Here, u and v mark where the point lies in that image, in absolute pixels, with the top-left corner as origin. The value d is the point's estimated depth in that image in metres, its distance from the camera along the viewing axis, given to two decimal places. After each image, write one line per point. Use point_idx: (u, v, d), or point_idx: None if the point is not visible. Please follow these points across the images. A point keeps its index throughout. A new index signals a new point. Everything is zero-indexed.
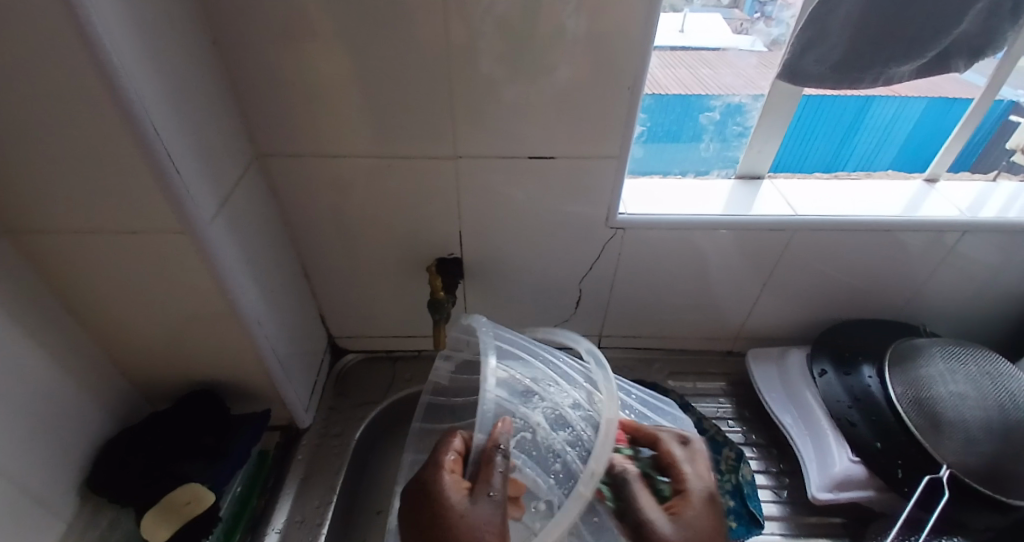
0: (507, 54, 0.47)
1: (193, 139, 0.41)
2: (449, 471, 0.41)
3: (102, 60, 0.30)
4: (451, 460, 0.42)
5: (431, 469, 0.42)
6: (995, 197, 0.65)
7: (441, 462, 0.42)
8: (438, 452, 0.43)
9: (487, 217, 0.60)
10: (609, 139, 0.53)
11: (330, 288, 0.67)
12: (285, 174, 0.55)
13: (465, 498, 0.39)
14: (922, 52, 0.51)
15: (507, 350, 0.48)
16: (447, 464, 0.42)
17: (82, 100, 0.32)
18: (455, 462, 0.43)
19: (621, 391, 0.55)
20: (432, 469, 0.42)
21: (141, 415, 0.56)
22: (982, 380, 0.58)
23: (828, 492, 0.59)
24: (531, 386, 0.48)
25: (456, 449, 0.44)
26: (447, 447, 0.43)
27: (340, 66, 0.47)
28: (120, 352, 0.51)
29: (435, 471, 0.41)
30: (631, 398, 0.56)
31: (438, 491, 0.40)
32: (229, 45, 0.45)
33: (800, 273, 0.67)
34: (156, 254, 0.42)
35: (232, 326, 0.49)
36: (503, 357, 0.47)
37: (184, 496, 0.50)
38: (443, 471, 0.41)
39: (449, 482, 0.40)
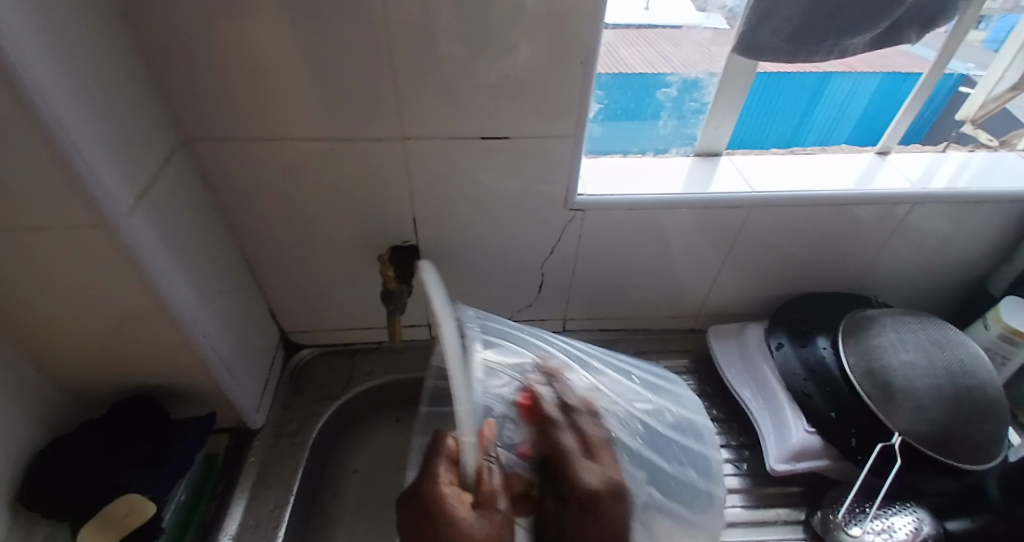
0: (452, 29, 0.44)
1: (101, 126, 0.37)
2: (447, 482, 0.40)
3: None
4: (446, 470, 0.41)
5: (429, 481, 0.40)
6: (943, 168, 0.66)
7: (436, 473, 0.41)
8: (432, 456, 0.42)
9: (441, 202, 0.58)
10: (563, 117, 0.52)
11: (280, 280, 0.64)
12: (218, 161, 0.51)
13: (472, 511, 0.38)
14: (874, 23, 0.50)
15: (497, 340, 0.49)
16: (444, 476, 0.40)
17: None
18: (451, 472, 0.41)
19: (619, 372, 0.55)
20: (430, 481, 0.40)
21: (76, 423, 0.52)
22: (931, 348, 0.59)
23: (785, 463, 0.60)
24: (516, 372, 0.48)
25: (449, 453, 0.41)
26: (442, 452, 0.42)
27: (270, 42, 0.43)
28: (44, 358, 0.47)
29: (432, 486, 0.40)
30: (631, 380, 0.55)
31: (443, 506, 0.38)
32: (142, 21, 0.41)
33: (758, 249, 0.67)
34: (70, 253, 0.39)
35: (168, 327, 0.46)
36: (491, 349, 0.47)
37: (123, 508, 0.47)
38: (440, 483, 0.40)
39: (450, 497, 0.39)
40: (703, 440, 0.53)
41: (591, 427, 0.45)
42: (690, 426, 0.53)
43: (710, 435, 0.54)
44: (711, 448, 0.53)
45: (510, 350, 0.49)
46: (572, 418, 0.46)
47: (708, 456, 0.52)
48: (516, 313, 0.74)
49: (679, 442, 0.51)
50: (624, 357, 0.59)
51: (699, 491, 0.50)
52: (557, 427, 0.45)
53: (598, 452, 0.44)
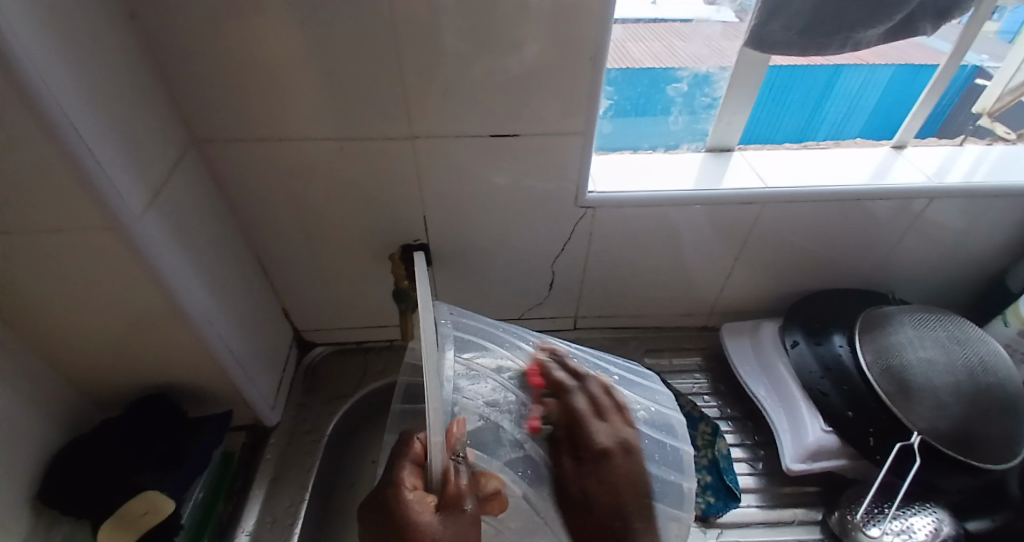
0: (461, 27, 0.44)
1: (113, 128, 0.37)
2: (410, 488, 0.40)
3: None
4: (411, 475, 0.41)
5: (392, 486, 0.40)
6: (961, 161, 0.65)
7: (401, 480, 0.40)
8: (397, 463, 0.42)
9: (452, 201, 0.58)
10: (573, 114, 0.51)
11: (291, 280, 0.64)
12: (230, 162, 0.52)
13: (436, 515, 0.37)
14: (888, 15, 0.49)
15: (467, 341, 0.51)
16: (407, 481, 0.40)
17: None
18: (415, 477, 0.41)
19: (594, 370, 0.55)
20: (393, 487, 0.40)
21: (93, 423, 0.53)
22: (950, 345, 0.58)
23: (801, 462, 0.59)
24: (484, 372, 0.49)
25: (414, 458, 0.42)
26: (408, 457, 0.42)
27: (280, 43, 0.44)
28: (63, 359, 0.48)
29: (396, 490, 0.39)
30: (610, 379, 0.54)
31: (405, 512, 0.37)
32: (154, 24, 0.41)
33: (771, 245, 0.66)
34: (86, 255, 0.39)
35: (182, 327, 0.46)
36: (463, 350, 0.50)
37: (140, 507, 0.47)
38: (403, 489, 0.39)
39: (414, 502, 0.38)
40: (676, 436, 0.51)
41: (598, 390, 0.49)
42: (665, 420, 0.52)
43: (685, 432, 0.51)
44: (684, 442, 0.51)
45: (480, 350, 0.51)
46: (579, 384, 0.49)
47: (683, 451, 0.50)
48: (527, 312, 0.73)
49: (653, 438, 0.50)
50: (602, 353, 0.58)
51: (670, 483, 0.48)
52: (568, 392, 0.48)
53: (607, 413, 0.48)
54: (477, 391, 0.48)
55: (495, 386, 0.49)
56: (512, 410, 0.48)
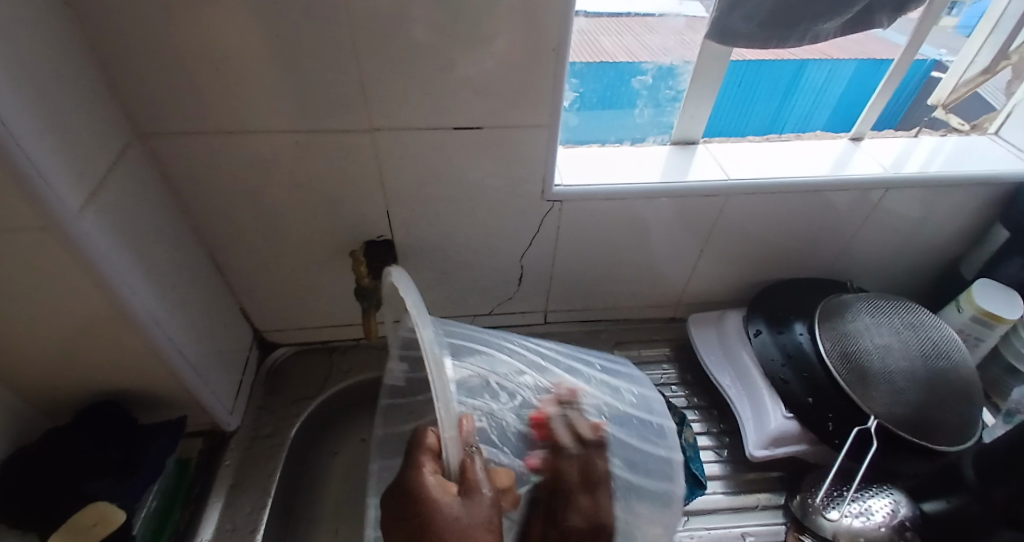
0: (420, 15, 0.43)
1: (45, 119, 0.35)
2: (431, 473, 0.36)
3: None
4: (430, 461, 0.37)
5: (411, 474, 0.36)
6: (916, 153, 0.67)
7: (420, 465, 0.36)
8: (413, 455, 0.38)
9: (415, 196, 0.57)
10: (537, 107, 0.51)
11: (250, 278, 0.62)
12: (177, 157, 0.49)
13: (457, 499, 0.34)
14: (847, 6, 0.50)
15: (462, 347, 0.50)
16: (427, 467, 0.36)
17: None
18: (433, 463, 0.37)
19: (580, 362, 0.56)
20: (413, 474, 0.36)
21: (39, 432, 0.50)
22: (904, 331, 0.60)
23: (764, 449, 0.60)
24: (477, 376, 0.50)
25: (432, 447, 0.38)
26: (422, 447, 0.38)
27: (227, 31, 0.42)
28: (1, 367, 0.45)
29: (415, 477, 0.35)
30: (593, 368, 0.56)
31: (427, 498, 0.34)
32: (87, 10, 0.39)
33: (736, 236, 0.67)
34: (19, 256, 0.37)
35: (129, 330, 0.44)
36: (458, 354, 0.49)
37: (90, 518, 0.46)
38: (424, 475, 0.35)
39: (434, 487, 0.35)
40: (656, 412, 0.53)
41: (593, 442, 0.47)
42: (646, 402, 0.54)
43: (663, 408, 0.54)
44: (664, 418, 0.53)
45: (472, 353, 0.51)
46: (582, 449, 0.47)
47: (665, 426, 0.52)
48: (496, 307, 0.73)
49: (639, 417, 0.52)
50: (580, 349, 0.60)
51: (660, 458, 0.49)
52: (565, 454, 0.48)
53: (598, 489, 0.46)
54: (475, 396, 0.49)
55: (491, 389, 0.50)
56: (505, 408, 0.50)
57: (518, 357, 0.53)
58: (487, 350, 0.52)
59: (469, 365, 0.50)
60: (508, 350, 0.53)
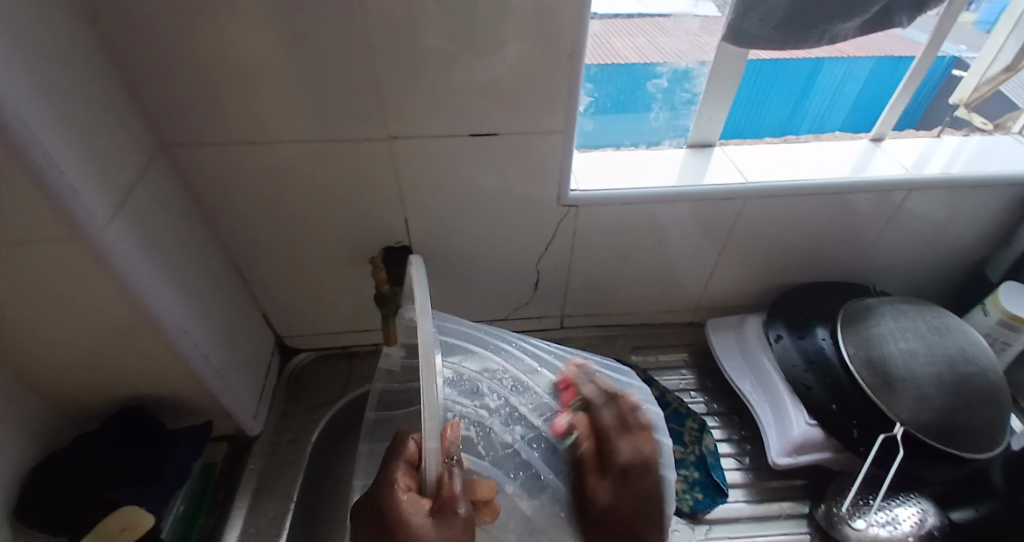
0: (437, 23, 0.43)
1: (73, 132, 0.36)
2: (403, 490, 0.37)
3: None
4: (404, 476, 0.38)
5: (384, 489, 0.37)
6: (939, 153, 0.66)
7: (394, 480, 0.38)
8: (389, 464, 0.40)
9: (433, 203, 0.57)
10: (553, 113, 0.51)
11: (270, 286, 0.63)
12: (200, 168, 0.50)
13: (429, 519, 0.34)
14: (865, 6, 0.49)
15: (455, 346, 0.47)
16: (400, 481, 0.38)
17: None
18: (409, 477, 0.38)
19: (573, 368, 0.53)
20: (386, 488, 0.37)
21: (68, 437, 0.52)
22: (930, 335, 0.59)
23: (787, 456, 0.60)
24: (468, 378, 0.45)
25: (408, 460, 0.39)
26: (400, 458, 0.39)
27: (249, 43, 0.42)
28: (32, 375, 0.46)
29: (387, 493, 0.37)
30: None
31: (398, 515, 0.35)
32: (115, 26, 0.40)
33: (755, 239, 0.66)
34: (49, 267, 0.38)
35: (154, 337, 0.45)
36: (449, 354, 0.46)
37: (117, 522, 0.46)
38: (394, 492, 0.37)
39: (406, 504, 0.36)
40: None
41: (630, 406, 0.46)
42: None
43: None
44: None
45: (462, 354, 0.47)
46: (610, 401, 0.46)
47: None
48: (512, 312, 0.73)
49: None
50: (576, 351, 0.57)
51: None
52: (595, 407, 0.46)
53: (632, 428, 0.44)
54: (472, 401, 0.45)
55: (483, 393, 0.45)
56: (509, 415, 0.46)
57: (511, 362, 0.50)
58: (477, 352, 0.48)
59: (459, 366, 0.45)
60: (500, 353, 0.50)
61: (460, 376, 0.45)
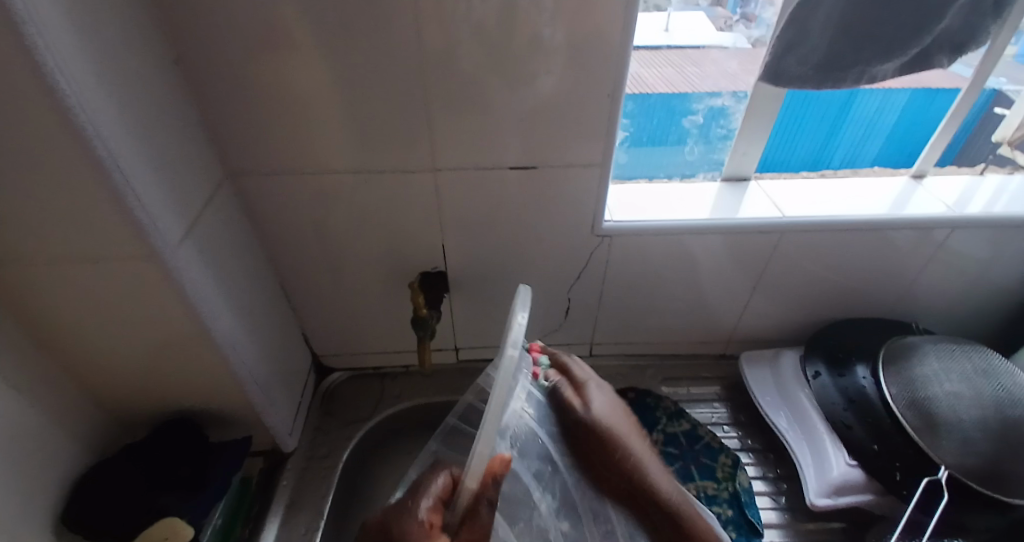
0: (487, 61, 0.46)
1: (152, 159, 0.39)
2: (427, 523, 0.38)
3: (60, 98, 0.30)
4: (429, 509, 0.39)
5: (408, 517, 0.39)
6: (980, 191, 0.65)
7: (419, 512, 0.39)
8: (419, 490, 0.41)
9: (471, 231, 0.59)
10: (591, 147, 0.52)
11: (313, 305, 0.66)
12: (257, 192, 0.53)
13: None
14: (903, 49, 0.50)
15: None
16: (425, 517, 0.38)
17: (22, 120, 0.30)
18: (434, 510, 0.39)
19: None
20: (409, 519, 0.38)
21: (118, 446, 0.54)
22: (977, 378, 0.57)
23: (826, 497, 0.58)
24: None
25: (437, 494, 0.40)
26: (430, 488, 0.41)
27: (311, 79, 0.45)
28: (93, 383, 0.49)
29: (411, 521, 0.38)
30: None
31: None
32: (193, 62, 0.44)
33: (791, 273, 0.66)
34: (121, 283, 0.40)
35: (206, 351, 0.47)
36: None
37: (161, 532, 0.47)
38: (415, 524, 0.38)
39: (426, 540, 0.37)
40: None
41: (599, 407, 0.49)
42: None
43: None
44: None
45: None
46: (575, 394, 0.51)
47: None
48: (543, 338, 0.74)
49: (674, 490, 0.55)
50: None
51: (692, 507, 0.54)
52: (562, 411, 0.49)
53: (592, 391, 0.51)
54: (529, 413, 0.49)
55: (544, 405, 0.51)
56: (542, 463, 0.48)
57: None
58: None
59: None
60: None
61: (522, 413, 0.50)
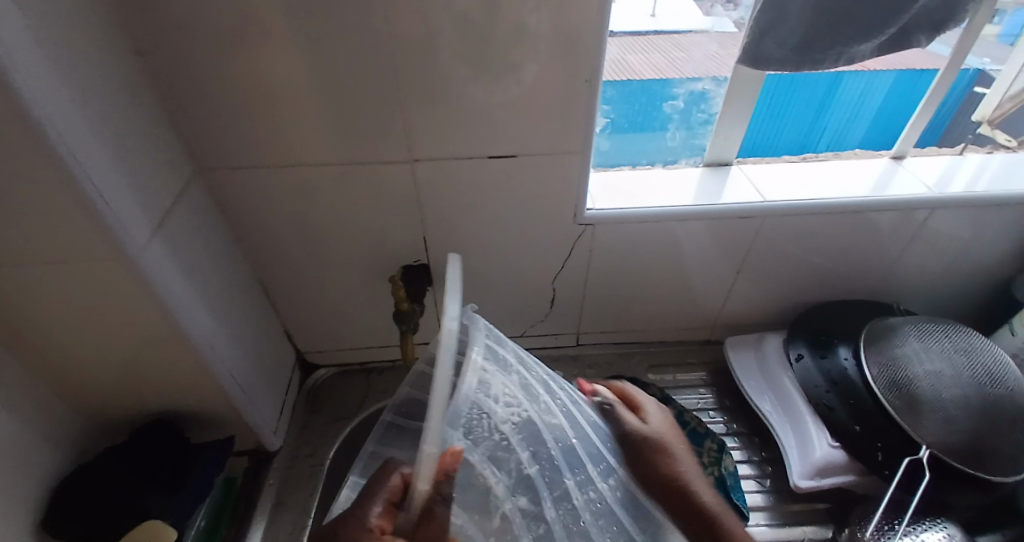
0: (461, 50, 0.45)
1: (116, 158, 0.38)
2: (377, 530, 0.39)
3: (12, 99, 0.29)
4: (378, 515, 0.40)
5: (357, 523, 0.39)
6: (961, 171, 0.65)
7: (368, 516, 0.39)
8: (371, 489, 0.41)
9: (451, 223, 0.58)
10: (571, 134, 0.52)
11: (294, 302, 0.65)
12: (230, 189, 0.52)
13: None
14: (883, 28, 0.49)
15: (495, 350, 0.41)
16: (375, 524, 0.39)
17: None
18: (382, 515, 0.40)
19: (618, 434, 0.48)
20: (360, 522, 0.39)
21: (99, 449, 0.53)
22: (957, 357, 0.58)
23: (809, 479, 0.58)
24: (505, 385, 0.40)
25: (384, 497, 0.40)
26: (382, 489, 0.41)
27: (280, 70, 0.44)
28: (70, 387, 0.48)
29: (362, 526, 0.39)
30: None
31: None
32: (157, 55, 0.42)
33: (772, 257, 0.66)
34: (89, 286, 0.40)
35: (184, 353, 0.47)
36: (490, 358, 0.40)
37: (141, 537, 0.47)
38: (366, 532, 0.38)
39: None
40: None
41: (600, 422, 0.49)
42: None
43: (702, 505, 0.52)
44: None
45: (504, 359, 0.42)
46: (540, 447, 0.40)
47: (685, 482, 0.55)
48: (529, 328, 0.73)
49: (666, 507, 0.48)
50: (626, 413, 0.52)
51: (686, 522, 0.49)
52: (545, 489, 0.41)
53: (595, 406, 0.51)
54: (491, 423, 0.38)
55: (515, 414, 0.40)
56: (500, 456, 0.39)
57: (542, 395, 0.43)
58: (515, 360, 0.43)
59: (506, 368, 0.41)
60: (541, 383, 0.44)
61: (477, 415, 0.37)
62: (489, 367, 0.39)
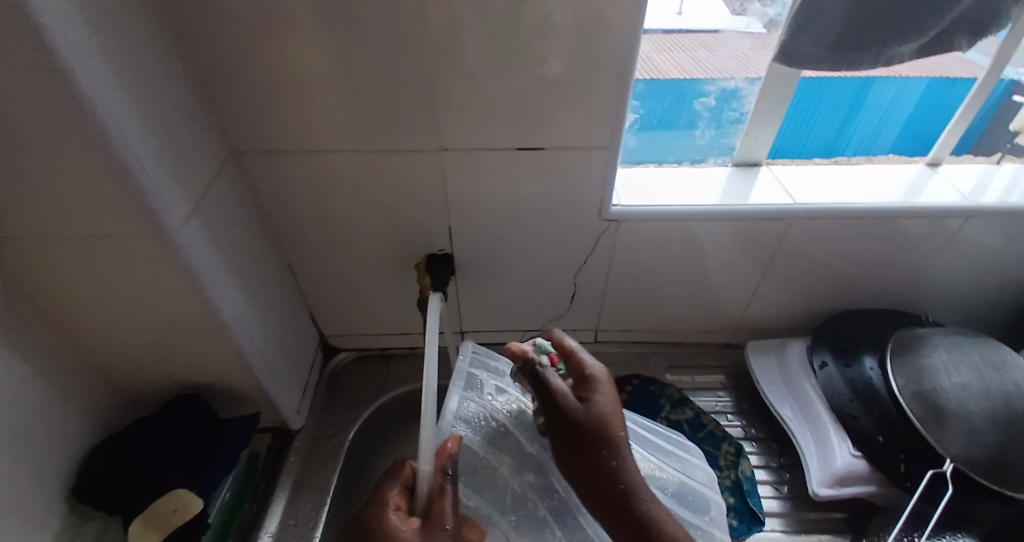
0: (493, 41, 0.45)
1: (155, 136, 0.39)
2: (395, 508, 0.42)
3: (61, 74, 0.29)
4: (396, 497, 0.43)
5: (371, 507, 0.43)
6: (996, 180, 0.63)
7: (388, 499, 0.43)
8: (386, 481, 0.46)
9: (476, 214, 0.59)
10: (600, 129, 0.52)
11: (318, 286, 0.66)
12: (262, 172, 0.53)
13: (417, 531, 0.40)
14: (923, 28, 0.48)
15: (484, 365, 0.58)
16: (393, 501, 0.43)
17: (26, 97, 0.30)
18: (400, 497, 0.44)
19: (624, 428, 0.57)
20: (379, 505, 0.43)
21: (127, 422, 0.55)
22: (986, 370, 0.56)
23: (829, 487, 0.58)
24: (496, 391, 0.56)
25: (401, 484, 0.45)
26: (397, 478, 0.45)
27: (315, 56, 0.45)
28: (102, 360, 0.50)
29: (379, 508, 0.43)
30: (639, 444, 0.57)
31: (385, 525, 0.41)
32: (197, 38, 0.43)
33: (798, 261, 0.65)
34: (126, 261, 0.41)
35: (211, 330, 0.48)
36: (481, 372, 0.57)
37: (172, 503, 0.49)
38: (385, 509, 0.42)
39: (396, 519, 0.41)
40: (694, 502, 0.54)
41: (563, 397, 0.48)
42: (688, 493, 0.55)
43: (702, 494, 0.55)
44: (693, 454, 0.58)
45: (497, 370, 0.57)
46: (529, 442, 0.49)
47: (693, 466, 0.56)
48: (548, 323, 0.73)
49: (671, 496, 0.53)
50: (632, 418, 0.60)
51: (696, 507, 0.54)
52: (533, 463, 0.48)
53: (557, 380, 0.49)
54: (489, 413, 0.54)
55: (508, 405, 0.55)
56: (499, 438, 0.53)
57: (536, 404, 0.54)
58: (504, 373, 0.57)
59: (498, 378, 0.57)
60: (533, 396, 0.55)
61: (473, 408, 0.54)
62: (475, 373, 0.56)
